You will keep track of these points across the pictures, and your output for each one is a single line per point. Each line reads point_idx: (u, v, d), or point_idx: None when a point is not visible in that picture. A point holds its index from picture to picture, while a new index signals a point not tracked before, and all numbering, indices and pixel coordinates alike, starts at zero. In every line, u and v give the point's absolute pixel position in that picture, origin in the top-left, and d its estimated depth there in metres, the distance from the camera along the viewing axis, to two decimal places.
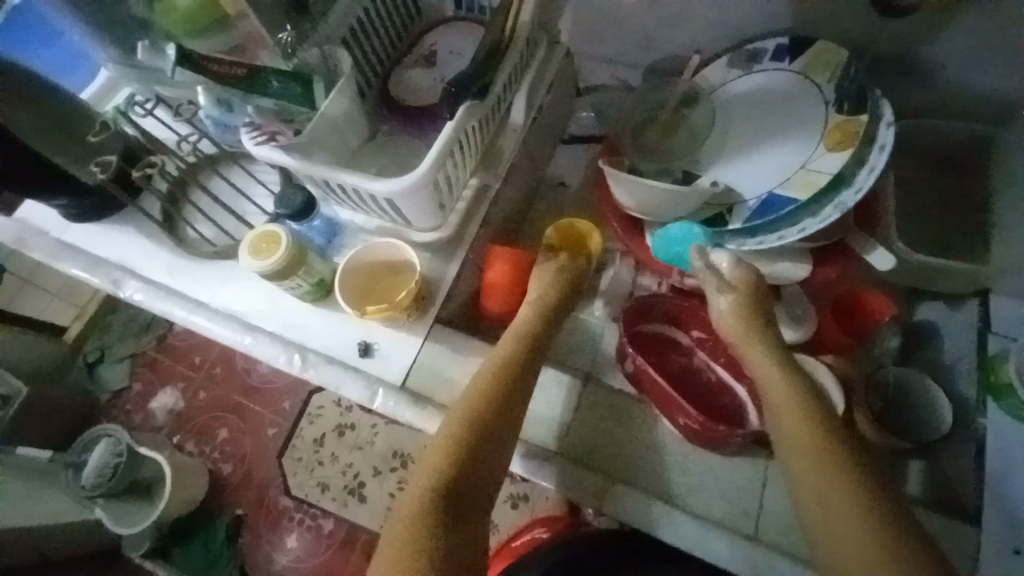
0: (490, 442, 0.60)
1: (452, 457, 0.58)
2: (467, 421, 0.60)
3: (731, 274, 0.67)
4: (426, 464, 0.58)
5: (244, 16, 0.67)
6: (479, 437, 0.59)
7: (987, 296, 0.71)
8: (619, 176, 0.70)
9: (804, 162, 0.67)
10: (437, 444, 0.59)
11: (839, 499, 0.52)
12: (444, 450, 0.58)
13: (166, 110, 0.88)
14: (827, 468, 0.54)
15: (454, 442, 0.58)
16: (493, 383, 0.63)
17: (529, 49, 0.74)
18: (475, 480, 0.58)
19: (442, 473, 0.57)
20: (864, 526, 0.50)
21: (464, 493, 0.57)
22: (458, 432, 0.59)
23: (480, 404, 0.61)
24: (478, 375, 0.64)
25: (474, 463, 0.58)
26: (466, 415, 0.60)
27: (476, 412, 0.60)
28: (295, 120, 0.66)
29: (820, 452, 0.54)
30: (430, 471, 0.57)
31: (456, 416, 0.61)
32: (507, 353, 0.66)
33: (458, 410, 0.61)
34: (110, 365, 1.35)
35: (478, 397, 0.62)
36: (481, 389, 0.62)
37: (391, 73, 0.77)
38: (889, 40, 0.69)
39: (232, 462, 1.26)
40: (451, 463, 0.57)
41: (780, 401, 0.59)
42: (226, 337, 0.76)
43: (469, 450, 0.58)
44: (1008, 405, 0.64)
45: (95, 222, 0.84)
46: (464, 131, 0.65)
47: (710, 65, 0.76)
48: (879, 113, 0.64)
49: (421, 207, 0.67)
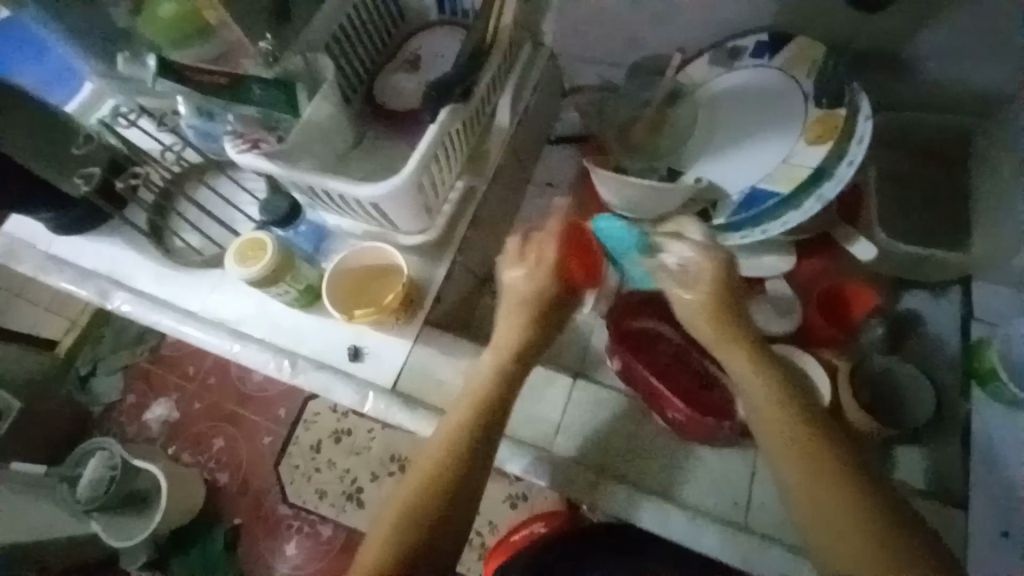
0: (480, 465, 0.58)
1: (435, 487, 0.56)
2: (450, 451, 0.58)
3: (690, 267, 0.62)
4: (404, 492, 0.57)
5: (226, 24, 0.66)
6: (465, 463, 0.57)
7: (969, 283, 0.72)
8: (604, 176, 0.71)
9: (786, 156, 0.68)
10: (422, 471, 0.57)
11: (832, 517, 0.51)
12: (428, 478, 0.56)
13: (150, 121, 0.88)
14: (824, 488, 0.52)
15: (436, 472, 0.56)
16: (477, 412, 0.60)
17: (512, 50, 0.75)
18: (461, 505, 0.56)
19: (425, 503, 0.55)
20: (861, 542, 0.50)
21: (449, 519, 0.55)
22: (438, 464, 0.57)
23: (459, 435, 0.59)
24: (463, 403, 0.61)
25: (456, 491, 0.56)
26: (449, 444, 0.58)
27: (459, 442, 0.58)
28: (278, 127, 0.66)
29: (820, 471, 0.53)
30: (413, 501, 0.55)
31: (438, 446, 0.58)
32: (494, 378, 0.62)
33: (443, 438, 0.59)
34: (103, 377, 1.35)
35: (465, 426, 0.59)
36: (466, 415, 0.60)
37: (375, 79, 0.77)
38: (868, 34, 0.70)
39: (228, 471, 1.25)
40: (435, 491, 0.56)
41: (769, 413, 0.56)
42: (215, 346, 0.75)
43: (452, 479, 0.56)
44: (994, 391, 0.65)
45: (82, 234, 0.84)
46: (448, 134, 0.65)
47: (692, 63, 0.77)
48: (857, 107, 0.64)
49: (407, 210, 0.67)
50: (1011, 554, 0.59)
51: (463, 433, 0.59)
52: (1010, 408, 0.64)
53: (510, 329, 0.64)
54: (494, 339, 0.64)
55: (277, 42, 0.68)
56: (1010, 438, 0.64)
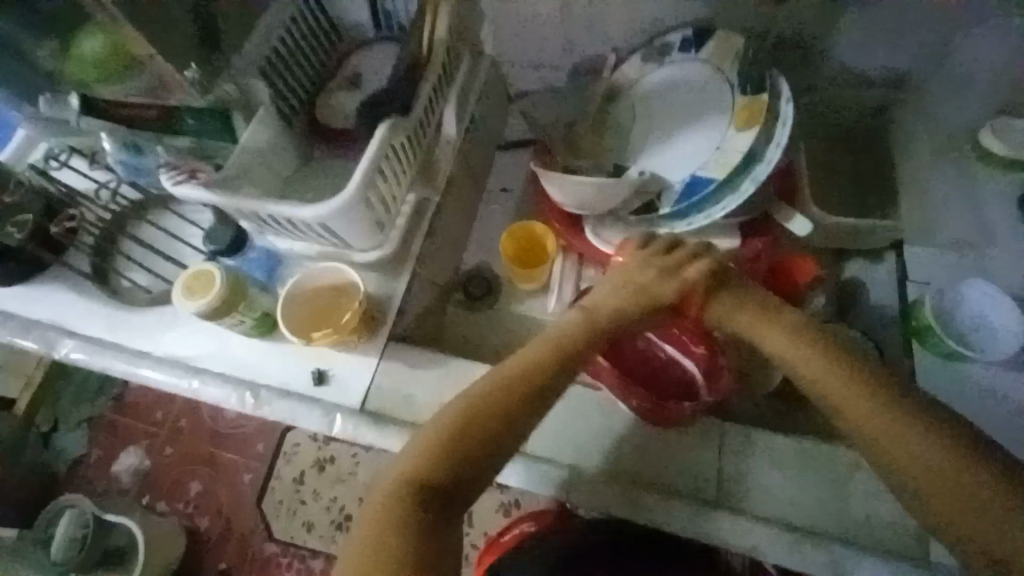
0: (523, 422, 0.57)
1: (464, 438, 0.55)
2: (492, 405, 0.57)
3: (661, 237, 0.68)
4: (432, 443, 0.56)
5: (152, 58, 0.63)
6: (496, 427, 0.56)
7: (902, 248, 0.77)
8: (548, 175, 0.73)
9: (719, 143, 0.71)
10: (441, 427, 0.56)
11: (911, 463, 0.53)
12: (453, 432, 0.56)
13: (83, 160, 0.86)
14: (901, 441, 0.53)
15: (478, 418, 0.56)
16: (529, 366, 0.59)
17: (450, 63, 0.75)
18: (494, 455, 0.56)
19: (458, 451, 0.55)
20: (934, 479, 0.52)
21: (475, 467, 0.56)
22: (475, 412, 0.56)
23: (505, 389, 0.57)
24: (528, 356, 0.59)
25: (489, 440, 0.56)
26: (488, 396, 0.57)
27: (497, 395, 0.57)
28: (212, 155, 0.71)
29: (892, 425, 0.53)
30: (438, 453, 0.55)
31: (476, 398, 0.57)
32: (553, 350, 0.60)
33: (481, 391, 0.57)
34: (67, 433, 1.27)
35: (520, 378, 0.58)
36: (529, 367, 0.59)
37: (317, 99, 0.77)
38: (785, 23, 0.74)
39: (209, 515, 1.20)
40: (468, 442, 0.55)
41: (823, 383, 0.57)
42: (174, 387, 0.73)
43: (489, 430, 0.56)
44: (935, 346, 0.68)
45: (23, 284, 0.80)
46: (392, 147, 0.66)
47: (626, 62, 0.80)
48: (778, 91, 0.68)
49: (358, 226, 0.67)
50: None
51: (524, 383, 0.58)
52: (950, 360, 0.68)
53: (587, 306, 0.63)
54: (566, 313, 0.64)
55: (205, 73, 0.65)
56: (953, 391, 0.67)
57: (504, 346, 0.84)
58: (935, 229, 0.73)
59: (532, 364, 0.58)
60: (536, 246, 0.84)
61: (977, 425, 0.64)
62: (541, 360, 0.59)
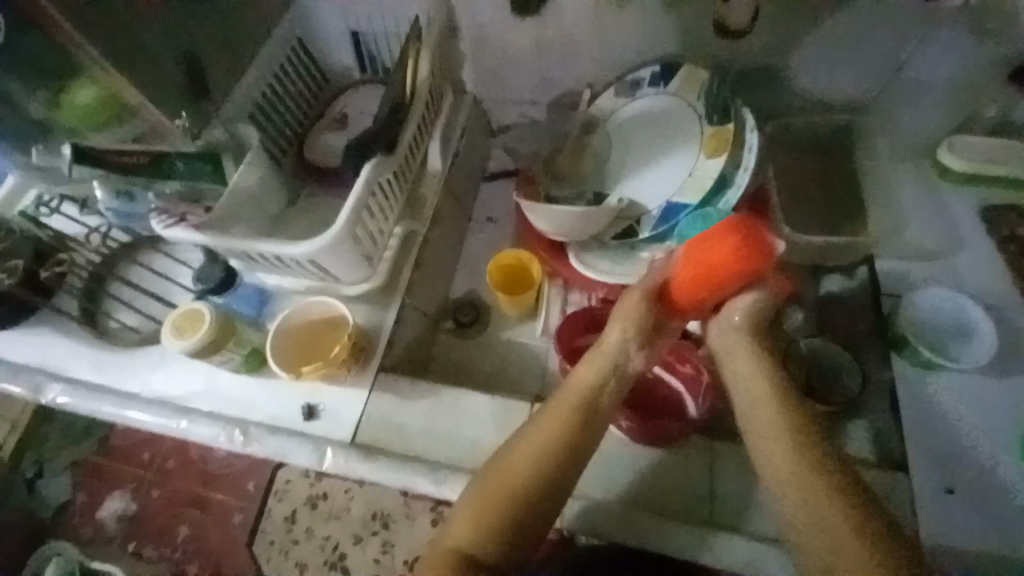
0: (566, 481, 0.59)
1: (520, 497, 0.57)
2: (541, 459, 0.58)
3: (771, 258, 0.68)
4: (485, 495, 0.58)
5: (143, 105, 0.65)
6: (537, 488, 0.58)
7: (874, 262, 0.78)
8: (534, 206, 0.75)
9: (691, 170, 0.75)
10: (491, 486, 0.58)
11: (828, 502, 0.55)
12: (500, 494, 0.57)
13: (74, 205, 0.88)
14: (820, 483, 0.56)
15: (513, 483, 0.57)
16: (579, 423, 0.61)
17: (433, 101, 0.79)
18: (541, 513, 0.58)
19: (502, 515, 0.56)
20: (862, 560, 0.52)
21: (526, 528, 0.57)
22: (530, 471, 0.58)
23: (552, 448, 0.59)
24: (556, 415, 0.61)
25: (531, 507, 0.57)
26: (541, 453, 0.59)
27: (551, 452, 0.59)
28: (203, 198, 0.70)
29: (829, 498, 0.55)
30: (491, 507, 0.57)
31: (519, 455, 0.59)
32: (582, 407, 0.61)
33: (532, 445, 0.59)
34: (52, 480, 1.22)
35: (553, 440, 0.59)
36: (559, 430, 0.60)
37: (306, 137, 0.81)
38: (749, 54, 0.78)
39: (199, 559, 1.15)
40: (510, 504, 0.57)
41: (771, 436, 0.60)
42: (162, 427, 0.73)
43: (541, 487, 0.58)
44: (910, 355, 0.70)
45: (12, 329, 0.80)
46: (379, 182, 0.68)
47: (600, 96, 0.84)
48: (743, 120, 0.73)
49: (346, 261, 0.68)
50: (964, 508, 0.62)
51: (556, 445, 0.59)
52: (925, 368, 0.70)
53: (608, 354, 0.64)
54: (588, 362, 0.65)
55: (194, 119, 0.69)
56: (933, 399, 0.68)
57: (494, 372, 0.85)
58: (902, 244, 0.77)
59: (564, 418, 0.60)
60: (523, 273, 0.85)
61: (954, 430, 0.66)
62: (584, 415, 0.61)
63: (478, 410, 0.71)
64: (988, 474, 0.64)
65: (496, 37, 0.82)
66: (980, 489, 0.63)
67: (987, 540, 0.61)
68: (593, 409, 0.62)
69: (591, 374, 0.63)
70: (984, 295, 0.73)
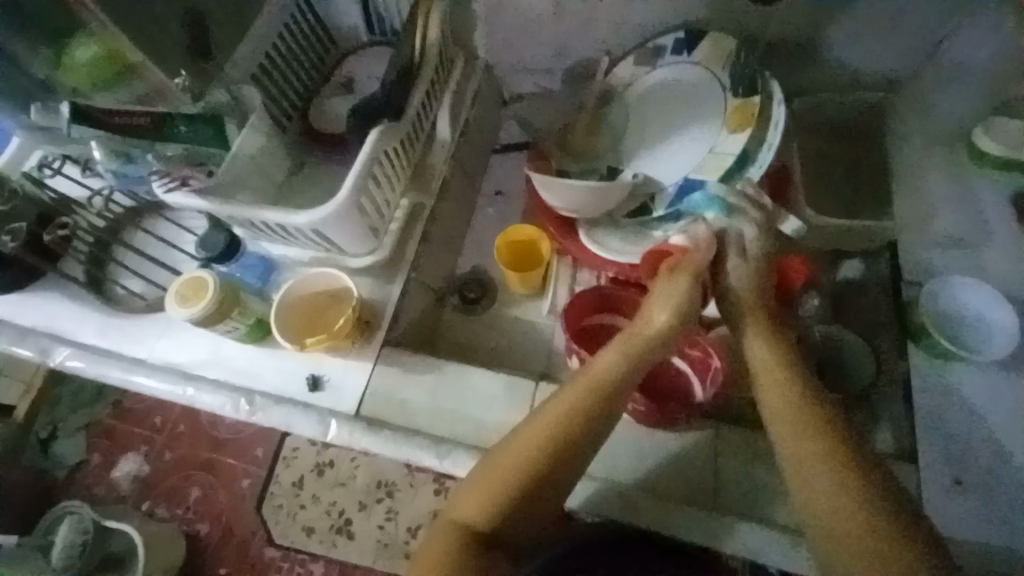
0: (571, 465, 0.57)
1: (525, 481, 0.56)
2: (549, 444, 0.57)
3: (753, 241, 0.64)
4: (488, 480, 0.57)
5: (145, 66, 0.62)
6: (544, 470, 0.57)
7: (896, 248, 0.74)
8: (546, 180, 0.72)
9: (712, 146, 0.72)
10: (502, 464, 0.57)
11: (836, 473, 0.54)
12: (507, 476, 0.57)
13: (76, 167, 0.86)
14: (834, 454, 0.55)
15: (518, 466, 0.56)
16: (591, 411, 0.58)
17: (443, 66, 0.76)
18: (547, 495, 0.57)
19: (507, 495, 0.56)
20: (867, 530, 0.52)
21: (531, 512, 0.57)
22: (534, 457, 0.56)
23: (560, 432, 0.57)
24: (568, 400, 0.58)
25: (536, 489, 0.57)
26: (546, 437, 0.57)
27: (563, 432, 0.57)
28: (207, 163, 0.68)
29: (850, 469, 0.54)
30: (496, 487, 0.57)
31: (527, 439, 0.57)
32: (600, 392, 0.59)
33: (530, 441, 0.57)
34: (67, 440, 1.25)
35: (562, 425, 0.57)
36: (570, 411, 0.58)
37: (311, 103, 0.79)
38: (778, 24, 0.74)
39: (209, 520, 1.18)
40: (519, 482, 0.56)
41: (779, 403, 0.58)
42: (169, 394, 0.73)
43: (543, 474, 0.56)
44: (928, 346, 0.68)
45: (20, 292, 0.80)
46: (385, 150, 0.66)
47: (619, 63, 0.80)
48: (771, 93, 0.69)
49: (350, 231, 0.67)
50: (972, 503, 0.61)
51: (570, 427, 0.57)
52: (943, 360, 0.67)
53: (627, 338, 0.62)
54: (608, 352, 0.61)
55: (194, 78, 0.65)
56: (948, 390, 0.66)
57: (500, 349, 0.84)
58: (929, 229, 0.73)
59: (573, 403, 0.58)
60: (533, 252, 0.84)
61: (970, 424, 0.64)
62: (595, 402, 0.58)
63: (484, 387, 0.71)
64: (1003, 470, 0.62)
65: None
66: (992, 485, 0.61)
67: (995, 536, 0.60)
68: (613, 396, 0.59)
69: (616, 362, 0.60)
70: (1013, 286, 0.70)
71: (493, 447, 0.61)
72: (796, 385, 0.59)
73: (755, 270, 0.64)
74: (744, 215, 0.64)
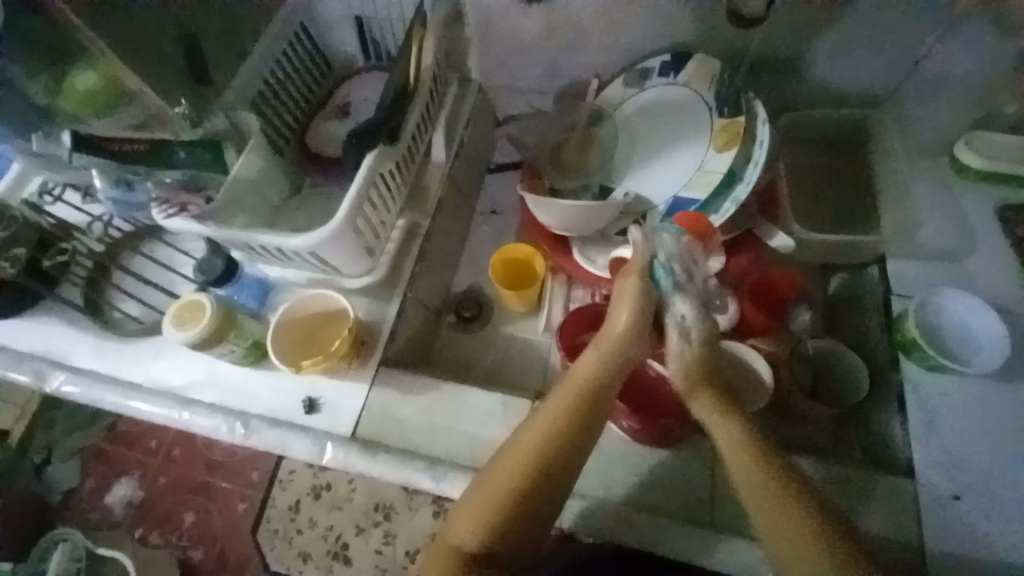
0: (565, 478, 0.57)
1: (520, 493, 0.56)
2: (543, 460, 0.56)
3: (692, 316, 0.57)
4: (478, 502, 0.57)
5: (142, 90, 0.65)
6: (539, 486, 0.56)
7: (884, 262, 0.75)
8: (540, 200, 0.74)
9: (700, 164, 0.74)
10: (496, 482, 0.57)
11: (796, 525, 0.52)
12: (502, 494, 0.56)
13: (77, 194, 0.88)
14: (790, 506, 0.53)
15: (512, 484, 0.56)
16: (575, 426, 0.57)
17: (437, 90, 0.78)
18: (544, 509, 0.57)
19: (501, 513, 0.56)
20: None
21: (527, 528, 0.57)
22: (529, 469, 0.56)
23: (547, 450, 0.57)
24: (553, 415, 0.58)
25: (531, 504, 0.56)
26: (541, 452, 0.57)
27: (550, 448, 0.56)
28: (206, 187, 0.68)
29: (808, 521, 0.52)
30: (491, 506, 0.56)
31: (518, 457, 0.57)
32: (581, 407, 0.58)
33: (520, 459, 0.57)
34: (60, 464, 1.24)
35: (550, 441, 0.57)
36: (556, 429, 0.57)
37: (308, 126, 0.80)
38: (762, 46, 0.76)
39: (203, 546, 1.16)
40: (514, 500, 0.56)
41: (733, 451, 0.56)
42: (165, 418, 0.73)
43: (538, 489, 0.56)
44: (919, 358, 0.68)
45: (17, 316, 0.80)
46: (381, 173, 0.67)
47: (609, 85, 0.82)
48: (755, 112, 0.71)
49: (346, 253, 0.67)
50: (970, 515, 0.61)
51: (558, 443, 0.57)
52: (934, 371, 0.68)
53: (604, 346, 0.59)
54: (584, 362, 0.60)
55: (193, 104, 0.70)
56: (941, 402, 0.67)
57: (496, 367, 0.84)
58: (916, 242, 0.75)
59: (558, 418, 0.57)
60: (526, 270, 0.84)
61: (965, 436, 0.65)
62: (583, 409, 0.57)
63: (481, 406, 0.71)
64: (1000, 482, 0.62)
65: (502, 23, 0.80)
66: (988, 495, 0.62)
67: (994, 548, 0.60)
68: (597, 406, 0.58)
69: (593, 372, 0.58)
70: (1001, 297, 0.71)
71: (485, 465, 0.60)
72: (748, 437, 0.56)
73: (704, 324, 0.58)
74: (677, 294, 0.57)
